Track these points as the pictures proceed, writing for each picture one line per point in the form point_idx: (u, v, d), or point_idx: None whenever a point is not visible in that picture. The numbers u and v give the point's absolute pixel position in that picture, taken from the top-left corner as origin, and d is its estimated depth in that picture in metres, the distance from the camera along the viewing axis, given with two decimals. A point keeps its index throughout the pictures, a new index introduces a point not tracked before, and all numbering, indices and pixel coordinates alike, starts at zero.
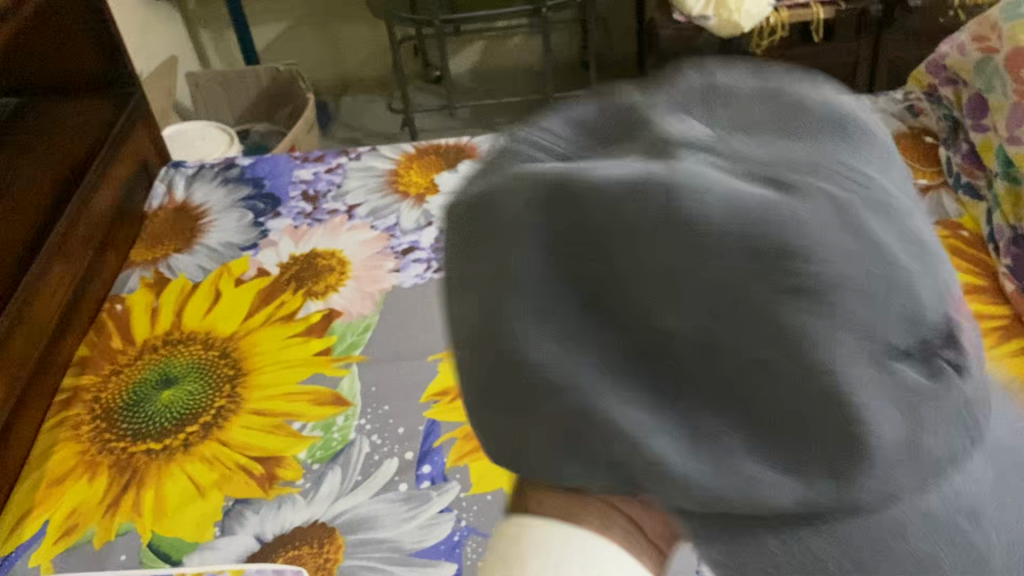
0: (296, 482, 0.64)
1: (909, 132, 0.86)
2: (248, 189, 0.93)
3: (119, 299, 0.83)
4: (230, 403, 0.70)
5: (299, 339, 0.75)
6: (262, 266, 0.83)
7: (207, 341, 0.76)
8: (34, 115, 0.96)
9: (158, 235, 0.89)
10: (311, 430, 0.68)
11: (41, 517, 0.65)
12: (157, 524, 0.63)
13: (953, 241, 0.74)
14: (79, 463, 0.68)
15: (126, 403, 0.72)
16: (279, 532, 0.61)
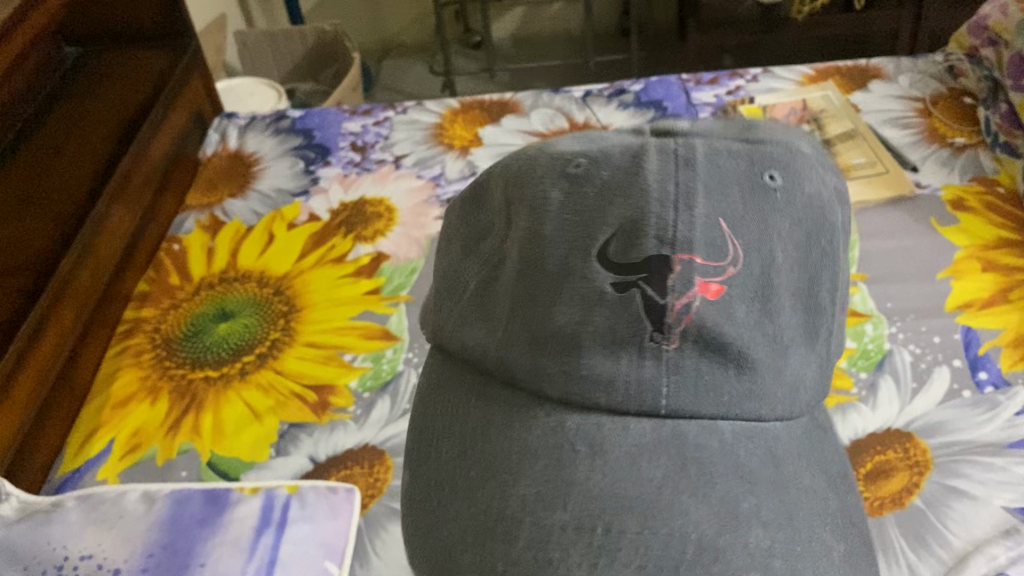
0: (347, 410, 0.68)
1: (949, 94, 0.87)
2: (299, 139, 0.95)
3: (176, 239, 0.86)
4: (284, 335, 0.74)
5: (349, 280, 0.78)
6: (312, 212, 0.86)
7: (261, 280, 0.79)
8: (96, 63, 0.99)
9: (212, 181, 0.92)
10: (362, 361, 0.71)
11: (107, 436, 0.69)
12: (216, 446, 0.66)
13: (990, 198, 0.76)
14: (141, 387, 0.72)
15: (185, 334, 0.75)
16: (331, 454, 0.65)
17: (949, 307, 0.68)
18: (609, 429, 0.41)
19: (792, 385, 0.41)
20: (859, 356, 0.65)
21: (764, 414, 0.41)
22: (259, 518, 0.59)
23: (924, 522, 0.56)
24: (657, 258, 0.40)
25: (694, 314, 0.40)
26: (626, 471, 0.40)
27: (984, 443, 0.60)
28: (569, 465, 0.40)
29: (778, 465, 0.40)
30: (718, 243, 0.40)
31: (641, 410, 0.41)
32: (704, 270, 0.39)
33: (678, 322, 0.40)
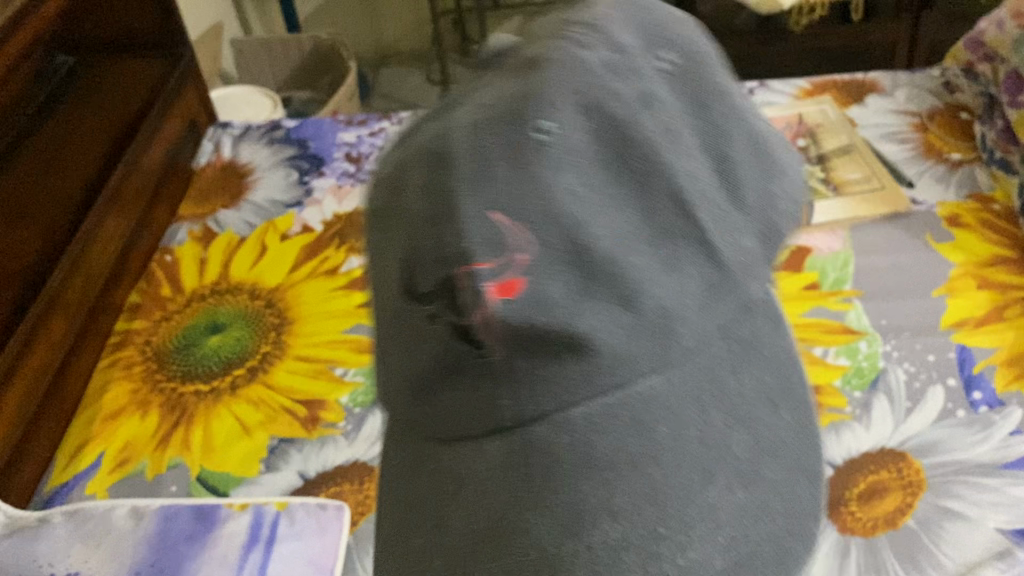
0: (338, 425, 0.67)
1: (945, 109, 0.86)
2: (294, 149, 0.95)
3: (169, 250, 0.86)
4: (275, 349, 0.73)
5: (342, 292, 0.78)
6: (306, 223, 0.86)
7: (253, 292, 0.79)
8: (91, 72, 0.99)
9: (206, 191, 0.92)
10: (353, 375, 0.71)
11: (96, 450, 0.68)
12: (205, 460, 0.66)
13: (986, 215, 0.75)
14: (131, 401, 0.71)
15: (176, 347, 0.75)
16: (321, 470, 0.64)
17: (944, 325, 0.67)
18: (465, 460, 0.32)
19: (652, 329, 0.31)
20: (853, 375, 0.65)
21: (621, 377, 0.31)
22: (248, 535, 0.59)
23: (917, 543, 0.56)
24: (443, 281, 0.28)
25: (497, 324, 0.28)
26: (473, 491, 0.32)
27: (978, 464, 0.59)
28: (448, 499, 0.32)
29: (643, 434, 0.31)
30: (496, 237, 0.28)
31: (487, 428, 0.32)
32: (492, 273, 0.28)
33: (483, 320, 0.29)
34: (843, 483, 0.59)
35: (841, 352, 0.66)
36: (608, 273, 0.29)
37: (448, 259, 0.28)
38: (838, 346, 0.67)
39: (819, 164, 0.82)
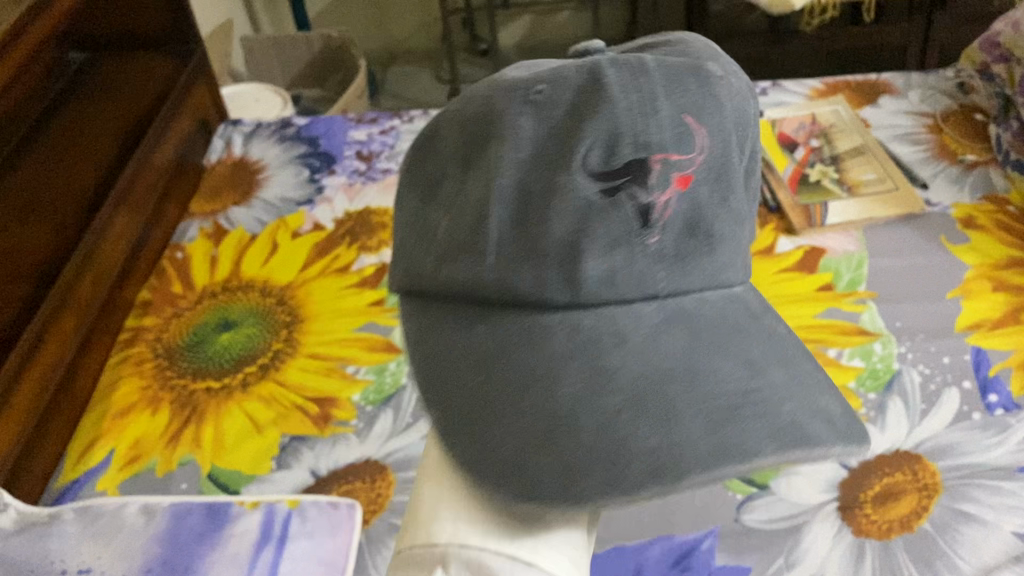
0: (349, 423, 0.67)
1: (960, 109, 0.86)
2: (304, 147, 0.95)
3: (179, 248, 0.85)
4: (287, 346, 0.73)
5: (353, 291, 0.78)
6: (317, 221, 0.85)
7: (264, 289, 0.79)
8: (102, 69, 0.99)
9: (216, 188, 0.92)
10: (364, 373, 0.71)
11: (107, 446, 0.68)
12: (216, 457, 0.66)
13: (1001, 216, 0.75)
14: (141, 397, 0.71)
15: (187, 344, 0.75)
16: (333, 468, 0.64)
17: (959, 327, 0.67)
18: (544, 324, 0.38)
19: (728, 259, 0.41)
20: (867, 376, 0.65)
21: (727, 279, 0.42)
22: (259, 533, 0.58)
23: (933, 547, 0.55)
24: (635, 163, 0.37)
25: (673, 208, 0.38)
26: (644, 347, 0.37)
27: (994, 467, 0.59)
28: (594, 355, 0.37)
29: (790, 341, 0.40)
30: (687, 135, 0.38)
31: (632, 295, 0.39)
32: (680, 166, 0.38)
33: (661, 217, 0.38)
34: (857, 486, 0.59)
35: (855, 353, 0.66)
36: (705, 233, 0.40)
37: (646, 145, 0.37)
38: (853, 348, 0.66)
39: (833, 165, 0.82)
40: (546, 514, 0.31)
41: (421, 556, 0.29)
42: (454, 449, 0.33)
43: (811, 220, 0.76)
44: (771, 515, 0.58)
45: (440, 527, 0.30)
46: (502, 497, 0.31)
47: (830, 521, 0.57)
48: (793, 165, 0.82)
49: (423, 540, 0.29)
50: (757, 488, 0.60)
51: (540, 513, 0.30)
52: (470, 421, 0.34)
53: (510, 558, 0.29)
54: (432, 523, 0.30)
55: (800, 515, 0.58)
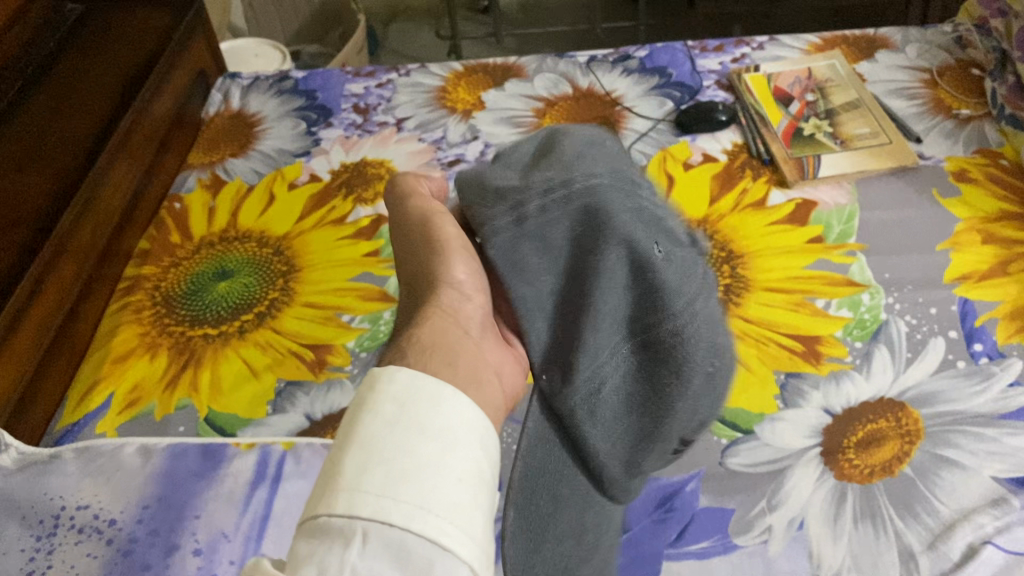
0: (344, 369, 0.68)
1: (957, 64, 0.86)
2: (302, 100, 0.95)
3: (177, 198, 0.86)
4: (282, 295, 0.74)
5: (349, 241, 0.78)
6: (313, 172, 0.86)
7: (261, 239, 0.80)
8: (99, 20, 0.99)
9: (215, 140, 0.92)
10: (359, 322, 0.71)
11: (105, 391, 0.69)
12: (213, 401, 0.67)
13: (993, 170, 0.75)
14: (139, 343, 0.72)
15: (185, 292, 0.76)
16: (327, 412, 0.65)
17: (948, 278, 0.68)
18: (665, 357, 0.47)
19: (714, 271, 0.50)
20: (854, 326, 0.66)
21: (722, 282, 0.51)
22: (254, 473, 0.60)
23: (913, 491, 0.56)
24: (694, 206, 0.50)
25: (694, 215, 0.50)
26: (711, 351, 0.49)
27: (977, 414, 0.60)
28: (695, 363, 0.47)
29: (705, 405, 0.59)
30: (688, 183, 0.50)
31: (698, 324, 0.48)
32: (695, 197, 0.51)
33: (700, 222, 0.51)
34: (841, 431, 0.60)
35: (843, 304, 0.67)
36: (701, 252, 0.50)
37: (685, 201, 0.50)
38: (841, 298, 0.67)
39: (827, 119, 0.82)
40: (458, 504, 0.35)
41: (341, 529, 0.33)
42: (380, 428, 0.37)
43: (804, 172, 0.76)
44: (754, 459, 0.59)
45: (368, 501, 0.34)
46: (422, 484, 0.35)
47: (813, 465, 0.58)
48: (787, 119, 0.82)
49: (343, 512, 0.34)
50: (741, 432, 0.61)
51: (453, 503, 0.35)
52: (398, 403, 0.38)
53: (427, 542, 0.34)
54: (356, 496, 0.34)
55: (783, 460, 0.59)
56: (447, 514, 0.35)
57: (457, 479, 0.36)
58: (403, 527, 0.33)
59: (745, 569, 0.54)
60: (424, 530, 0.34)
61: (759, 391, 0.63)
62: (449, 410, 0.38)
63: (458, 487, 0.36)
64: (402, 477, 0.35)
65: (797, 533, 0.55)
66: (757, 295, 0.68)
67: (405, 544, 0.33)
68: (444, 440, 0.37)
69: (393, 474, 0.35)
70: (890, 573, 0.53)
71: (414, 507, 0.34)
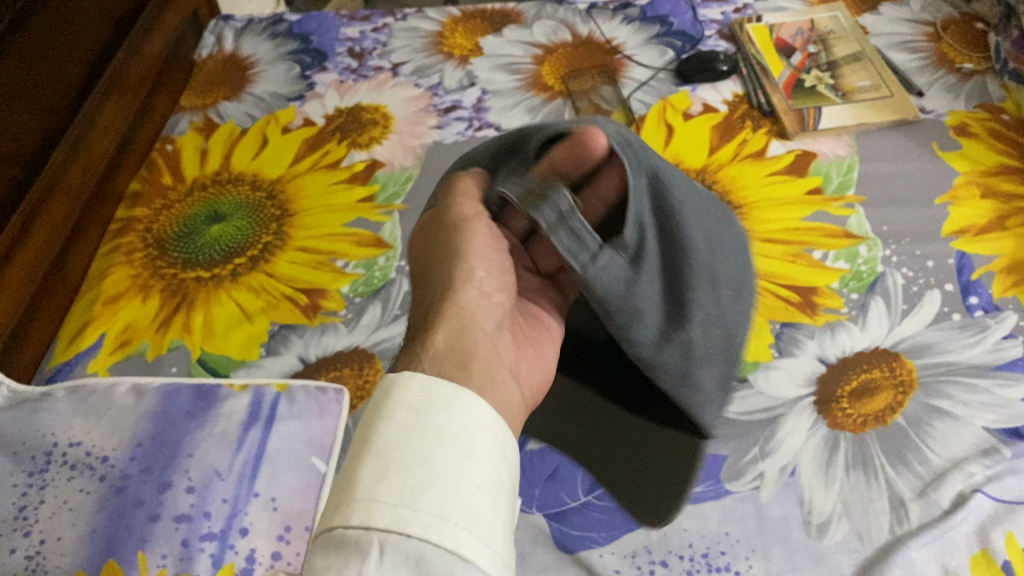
0: (338, 313, 0.68)
1: (960, 19, 0.85)
2: (296, 43, 0.93)
3: (170, 140, 0.85)
4: (276, 239, 0.73)
5: (343, 186, 0.77)
6: (308, 117, 0.85)
7: (254, 183, 0.79)
8: None
9: (207, 82, 0.91)
10: (354, 268, 0.71)
11: (97, 331, 0.69)
12: (206, 343, 0.67)
13: (994, 124, 0.75)
14: (131, 285, 0.72)
15: (178, 235, 0.75)
16: (321, 356, 0.65)
17: (945, 232, 0.67)
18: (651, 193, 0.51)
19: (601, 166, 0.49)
20: (851, 278, 0.65)
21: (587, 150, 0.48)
22: (247, 413, 0.60)
23: (905, 439, 0.57)
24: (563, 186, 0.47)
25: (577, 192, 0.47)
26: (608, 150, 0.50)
27: (970, 365, 0.60)
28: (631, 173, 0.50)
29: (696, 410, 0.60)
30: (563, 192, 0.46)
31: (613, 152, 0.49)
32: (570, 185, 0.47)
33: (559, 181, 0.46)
34: (834, 381, 0.60)
35: (841, 256, 0.67)
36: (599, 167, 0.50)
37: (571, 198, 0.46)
38: (838, 250, 0.67)
39: (829, 71, 0.81)
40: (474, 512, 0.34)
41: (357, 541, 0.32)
42: (396, 435, 0.36)
43: (804, 123, 0.76)
44: (748, 407, 0.60)
45: (384, 503, 0.33)
46: (443, 492, 0.34)
47: (806, 414, 0.59)
48: (789, 71, 0.81)
49: (360, 523, 0.33)
50: (736, 381, 0.61)
51: (473, 512, 0.34)
52: (414, 409, 0.37)
53: (447, 552, 0.32)
54: (372, 505, 0.33)
55: (776, 408, 0.59)
56: (460, 521, 0.34)
57: (474, 486, 0.35)
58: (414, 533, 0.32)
59: (736, 514, 0.55)
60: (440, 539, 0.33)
61: (754, 340, 0.63)
62: (465, 414, 0.38)
63: (477, 493, 0.35)
64: (418, 480, 0.34)
65: (789, 480, 0.56)
66: (754, 246, 0.68)
67: (424, 554, 0.32)
68: (462, 444, 0.36)
69: (410, 483, 0.34)
70: (880, 520, 0.54)
71: (434, 516, 0.33)
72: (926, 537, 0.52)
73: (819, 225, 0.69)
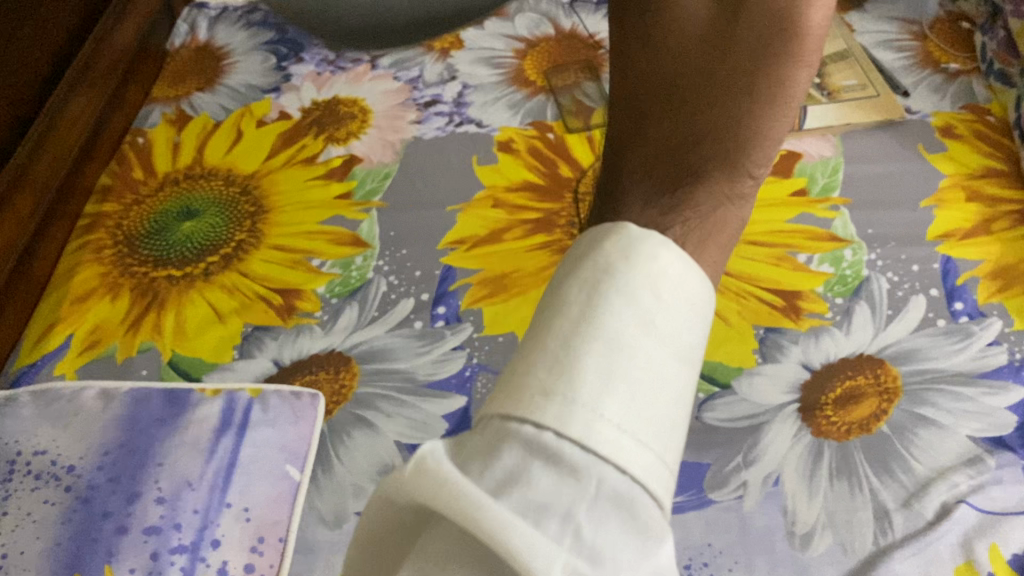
0: (314, 315, 0.66)
1: (946, 17, 0.83)
2: (271, 34, 0.91)
3: (141, 133, 0.83)
4: (249, 238, 0.71)
5: (320, 183, 0.76)
6: (283, 109, 0.83)
7: (227, 178, 0.76)
8: None
9: (180, 73, 0.88)
10: (330, 267, 0.69)
11: (65, 332, 0.67)
12: (177, 345, 0.65)
13: (980, 126, 0.74)
14: (100, 284, 0.70)
15: (148, 232, 0.73)
16: (296, 359, 0.63)
17: (930, 236, 0.67)
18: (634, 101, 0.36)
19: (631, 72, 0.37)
20: (835, 282, 0.65)
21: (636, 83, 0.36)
22: (219, 420, 0.58)
23: (890, 448, 0.56)
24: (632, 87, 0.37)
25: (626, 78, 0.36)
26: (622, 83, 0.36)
27: (955, 372, 0.59)
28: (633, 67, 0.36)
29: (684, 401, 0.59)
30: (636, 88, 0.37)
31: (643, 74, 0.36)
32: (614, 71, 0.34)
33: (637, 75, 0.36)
34: (819, 388, 0.59)
35: (825, 259, 0.66)
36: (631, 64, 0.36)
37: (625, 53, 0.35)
38: (823, 254, 0.66)
39: (815, 70, 0.80)
40: (654, 408, 0.27)
41: (495, 427, 0.26)
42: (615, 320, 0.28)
43: (790, 124, 0.75)
44: (732, 413, 0.59)
45: (520, 401, 0.26)
46: (622, 380, 0.26)
47: (790, 422, 0.58)
48: None
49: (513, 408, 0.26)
50: (719, 387, 0.60)
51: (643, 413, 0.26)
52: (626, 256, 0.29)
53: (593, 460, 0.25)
54: (535, 375, 0.27)
55: (760, 416, 0.58)
56: (627, 422, 0.26)
57: (660, 354, 0.27)
58: (562, 436, 0.25)
59: (719, 523, 0.54)
60: (602, 448, 0.25)
61: (738, 346, 0.62)
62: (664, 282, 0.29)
63: (644, 372, 0.27)
64: (573, 375, 0.26)
65: (773, 489, 0.55)
66: (739, 248, 0.67)
67: (556, 451, 0.25)
68: (649, 321, 0.28)
69: (600, 373, 0.26)
70: (864, 530, 0.53)
71: (614, 401, 0.26)
72: (910, 549, 0.52)
73: (802, 228, 0.68)
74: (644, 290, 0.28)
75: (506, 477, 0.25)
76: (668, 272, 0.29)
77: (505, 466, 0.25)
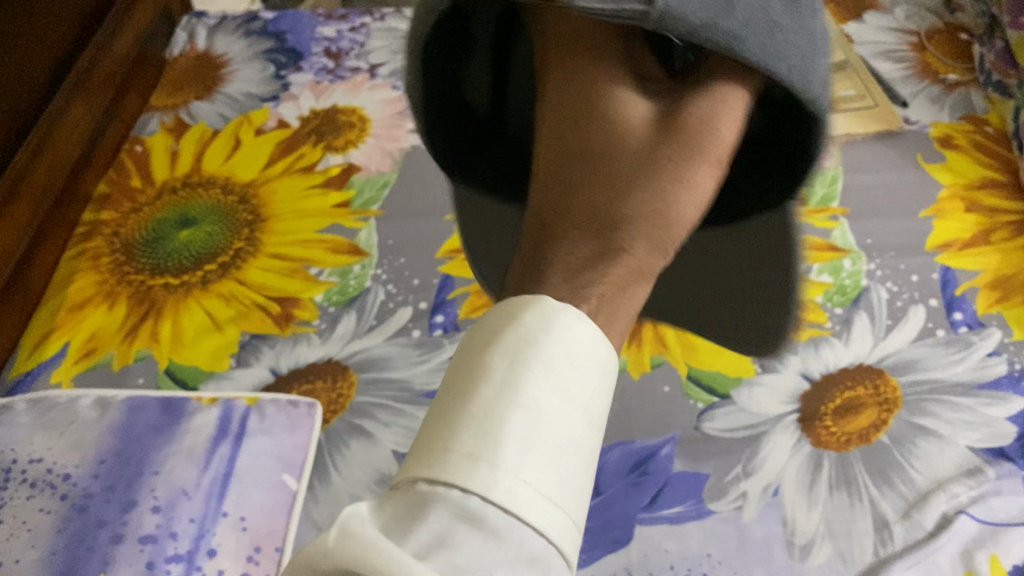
0: (312, 323, 0.65)
1: (944, 28, 0.84)
2: (270, 42, 0.90)
3: (139, 140, 0.83)
4: (247, 246, 0.71)
5: (318, 191, 0.75)
6: (282, 118, 0.83)
7: (225, 186, 0.76)
8: None
9: (179, 82, 0.88)
10: (328, 276, 0.69)
11: (62, 340, 0.67)
12: (174, 354, 0.65)
13: (978, 137, 0.74)
14: (97, 292, 0.69)
15: (146, 240, 0.73)
16: (293, 367, 0.63)
17: (930, 246, 0.67)
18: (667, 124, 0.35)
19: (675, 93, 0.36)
20: (835, 292, 0.65)
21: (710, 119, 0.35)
22: (216, 428, 0.58)
23: (890, 458, 0.56)
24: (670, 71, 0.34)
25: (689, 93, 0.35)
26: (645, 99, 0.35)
27: (955, 383, 0.59)
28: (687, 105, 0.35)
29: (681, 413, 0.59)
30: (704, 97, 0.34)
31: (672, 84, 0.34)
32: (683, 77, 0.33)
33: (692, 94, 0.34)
34: (819, 398, 0.59)
35: (824, 269, 0.66)
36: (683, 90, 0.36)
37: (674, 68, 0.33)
38: (821, 264, 0.66)
39: None
40: (566, 475, 0.25)
41: (418, 493, 0.24)
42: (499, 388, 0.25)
43: None
44: (731, 423, 0.59)
45: (436, 466, 0.24)
46: (537, 445, 0.25)
47: (790, 432, 0.58)
48: None
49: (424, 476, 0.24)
50: (718, 397, 0.60)
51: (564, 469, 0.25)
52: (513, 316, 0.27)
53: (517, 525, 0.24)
54: (441, 446, 0.25)
55: (760, 425, 0.58)
56: (542, 485, 0.24)
57: (572, 403, 0.26)
58: (487, 501, 0.23)
59: (719, 534, 0.54)
60: (523, 510, 0.24)
61: (738, 356, 0.62)
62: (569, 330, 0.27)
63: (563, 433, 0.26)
64: (492, 440, 0.25)
65: (772, 499, 0.55)
66: None
67: (484, 520, 0.23)
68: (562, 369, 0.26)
69: (487, 431, 0.25)
70: (864, 541, 0.53)
71: (531, 479, 0.24)
72: (910, 560, 0.51)
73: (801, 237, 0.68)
74: (560, 358, 0.26)
75: (433, 540, 0.23)
76: (586, 329, 0.27)
77: (431, 530, 0.23)
